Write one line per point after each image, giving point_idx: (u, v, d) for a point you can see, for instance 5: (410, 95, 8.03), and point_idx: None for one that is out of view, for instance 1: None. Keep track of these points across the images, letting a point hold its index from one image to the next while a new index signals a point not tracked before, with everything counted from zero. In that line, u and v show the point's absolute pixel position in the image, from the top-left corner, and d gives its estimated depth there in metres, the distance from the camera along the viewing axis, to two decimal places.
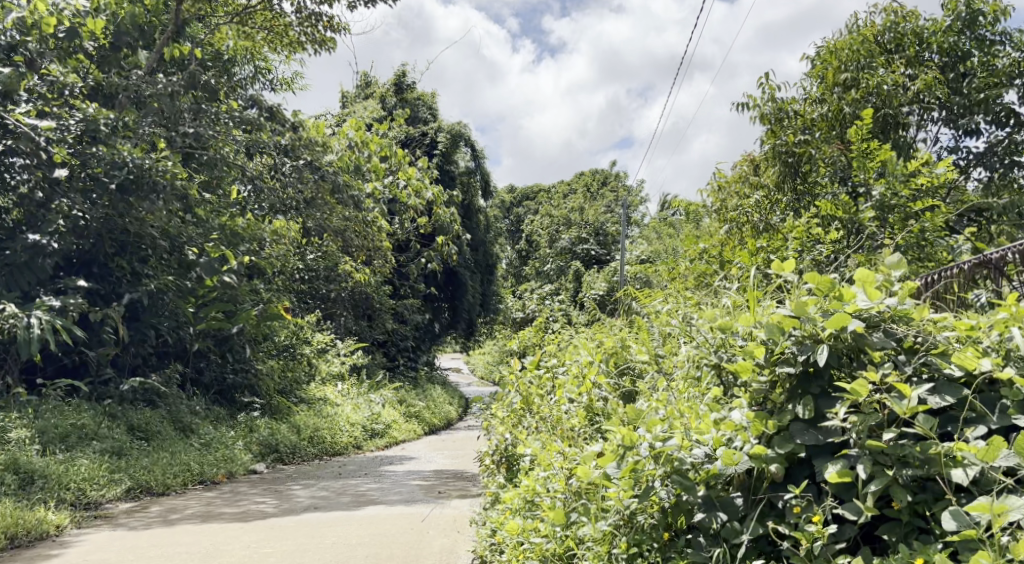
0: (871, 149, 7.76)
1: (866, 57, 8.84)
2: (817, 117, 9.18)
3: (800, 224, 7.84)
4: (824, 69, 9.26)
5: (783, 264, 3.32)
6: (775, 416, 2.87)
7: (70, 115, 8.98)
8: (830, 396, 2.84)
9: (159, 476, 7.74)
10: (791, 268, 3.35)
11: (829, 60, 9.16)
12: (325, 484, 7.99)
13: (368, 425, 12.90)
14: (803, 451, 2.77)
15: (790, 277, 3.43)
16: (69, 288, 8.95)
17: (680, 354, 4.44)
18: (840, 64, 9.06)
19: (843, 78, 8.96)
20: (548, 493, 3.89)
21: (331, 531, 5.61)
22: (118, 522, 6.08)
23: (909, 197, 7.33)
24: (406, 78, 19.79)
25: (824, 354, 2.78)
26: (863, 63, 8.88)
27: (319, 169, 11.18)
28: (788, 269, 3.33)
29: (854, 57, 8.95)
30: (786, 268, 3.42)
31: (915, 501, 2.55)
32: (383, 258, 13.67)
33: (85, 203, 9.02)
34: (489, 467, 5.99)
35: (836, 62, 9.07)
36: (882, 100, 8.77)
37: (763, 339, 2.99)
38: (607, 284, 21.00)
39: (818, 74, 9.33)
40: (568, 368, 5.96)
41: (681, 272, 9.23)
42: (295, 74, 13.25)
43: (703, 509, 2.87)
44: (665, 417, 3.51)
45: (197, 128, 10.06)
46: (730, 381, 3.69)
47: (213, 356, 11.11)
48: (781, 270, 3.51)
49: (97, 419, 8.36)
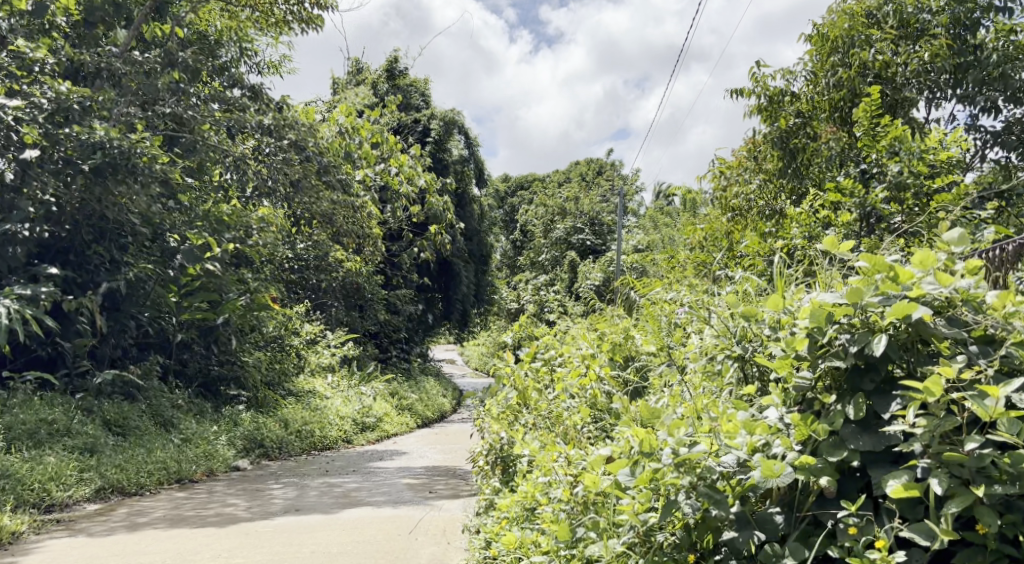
0: (881, 129, 7.21)
1: (859, 33, 8.22)
2: (809, 96, 8.70)
3: (807, 208, 7.38)
4: (818, 49, 8.67)
5: (829, 242, 2.86)
6: (821, 418, 2.45)
7: (40, 92, 8.40)
8: (886, 394, 2.41)
9: (133, 475, 7.27)
10: (843, 248, 2.86)
11: (820, 40, 8.61)
12: (308, 483, 7.53)
13: (359, 418, 12.46)
14: (857, 459, 2.35)
15: (841, 257, 2.94)
16: (39, 277, 8.44)
17: (692, 345, 4.09)
18: (835, 44, 8.42)
19: (833, 61, 8.38)
20: (551, 503, 3.47)
21: (312, 537, 5.15)
22: (81, 528, 5.60)
23: (924, 173, 6.74)
24: (398, 65, 19.25)
25: (882, 345, 2.35)
26: (856, 40, 8.23)
27: (305, 148, 10.49)
28: (838, 248, 2.86)
29: (848, 34, 8.29)
30: (837, 246, 2.93)
31: (1002, 524, 2.14)
32: (374, 247, 13.20)
33: (59, 186, 8.51)
34: (483, 469, 5.52)
35: (830, 44, 8.44)
36: (879, 76, 8.19)
37: (806, 329, 2.57)
38: (602, 272, 20.52)
39: (811, 53, 8.76)
40: (567, 361, 5.53)
41: (682, 261, 8.81)
42: (282, 58, 12.73)
43: (736, 528, 2.44)
44: (683, 415, 3.10)
45: (174, 108, 9.65)
46: (755, 376, 3.34)
47: (197, 347, 10.66)
48: (833, 249, 2.95)
49: (71, 414, 7.90)
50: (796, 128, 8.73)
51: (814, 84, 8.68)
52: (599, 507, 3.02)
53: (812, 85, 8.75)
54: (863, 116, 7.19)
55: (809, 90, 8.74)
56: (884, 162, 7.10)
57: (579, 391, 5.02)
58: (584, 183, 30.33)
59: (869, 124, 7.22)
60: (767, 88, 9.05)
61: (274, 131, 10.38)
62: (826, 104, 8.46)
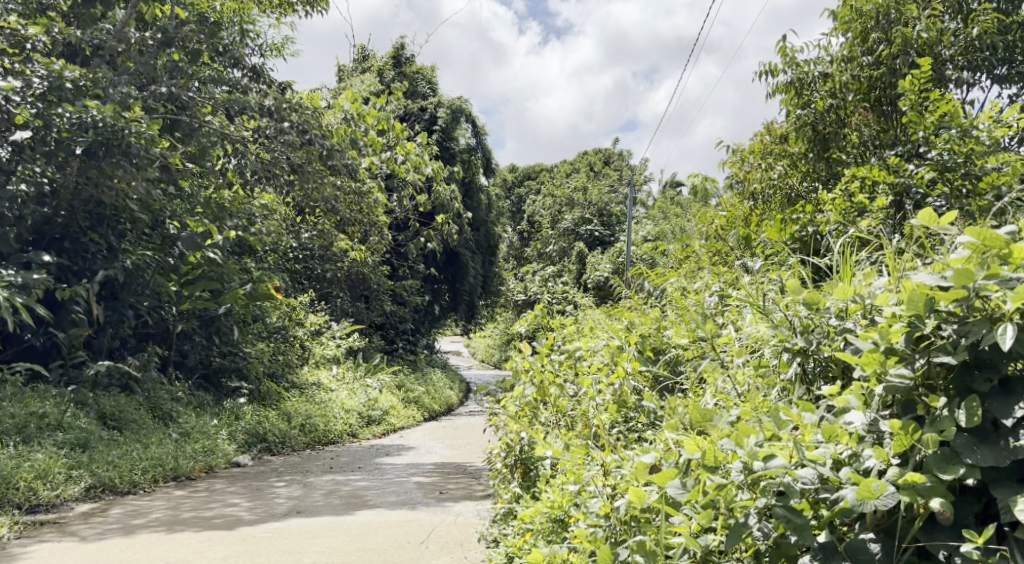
0: (932, 103, 6.66)
1: (895, 10, 7.69)
2: (840, 76, 8.18)
3: (839, 188, 6.87)
4: (847, 25, 8.13)
5: (930, 215, 2.44)
6: (926, 425, 2.11)
7: (30, 70, 8.05)
8: (1007, 396, 2.06)
9: (126, 473, 6.86)
10: (946, 220, 2.44)
11: (853, 14, 8.03)
12: (313, 481, 7.11)
13: (364, 411, 12.05)
14: (973, 476, 2.02)
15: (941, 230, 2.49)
16: (32, 264, 8.02)
17: (739, 339, 3.77)
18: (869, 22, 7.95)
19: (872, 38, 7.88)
20: (583, 517, 3.09)
21: (317, 542, 4.75)
22: (73, 530, 5.13)
23: (972, 152, 6.22)
24: (405, 51, 18.88)
25: (1008, 337, 1.98)
26: (893, 16, 7.68)
27: (307, 131, 9.92)
28: (943, 223, 2.44)
29: (881, 9, 7.79)
30: (935, 219, 2.48)
31: None
32: (378, 234, 12.77)
33: (51, 169, 8.08)
34: (501, 472, 5.08)
35: (864, 20, 7.97)
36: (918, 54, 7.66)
37: (907, 321, 2.20)
38: (612, 263, 20.06)
39: (841, 31, 8.23)
40: (591, 355, 5.13)
41: (698, 250, 8.37)
42: (286, 40, 12.28)
43: (820, 558, 2.10)
44: (742, 417, 2.74)
45: (172, 88, 9.18)
46: (815, 373, 3.04)
47: (198, 338, 10.23)
48: (932, 223, 2.46)
49: (62, 406, 7.51)
50: (830, 111, 8.14)
51: (845, 64, 8.17)
52: (642, 527, 2.62)
53: (843, 63, 8.19)
54: (910, 89, 6.65)
55: (840, 69, 8.21)
56: (932, 138, 6.61)
57: (605, 387, 4.62)
58: (594, 174, 29.90)
59: (917, 98, 6.68)
60: (796, 67, 8.54)
61: (275, 113, 9.88)
62: (860, 83, 7.96)
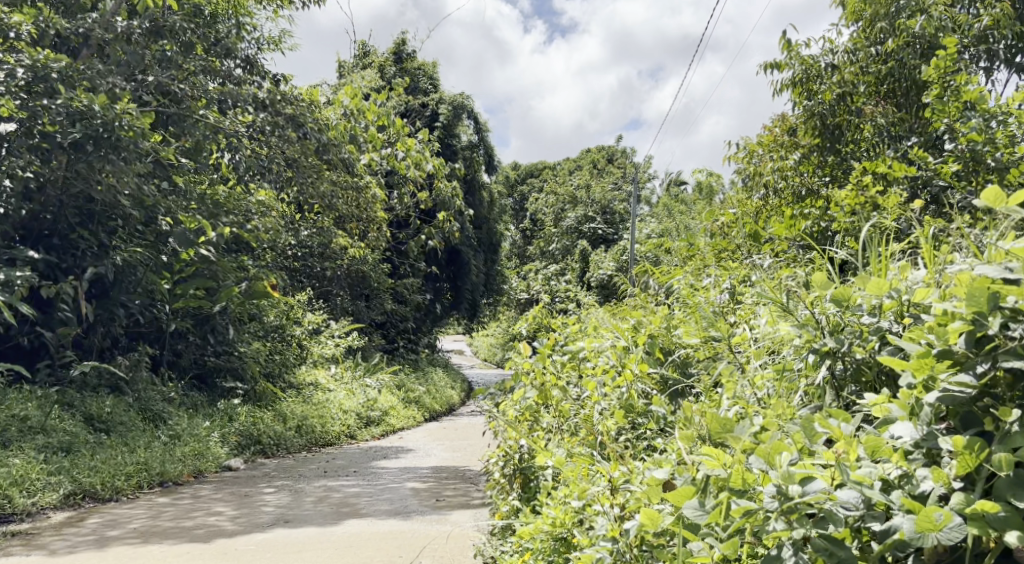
0: (954, 91, 6.32)
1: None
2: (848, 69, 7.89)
3: (854, 181, 6.52)
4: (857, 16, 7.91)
5: (996, 196, 2.17)
6: (995, 443, 1.85)
7: (13, 60, 7.60)
8: None
9: (108, 479, 6.55)
10: (1016, 199, 2.16)
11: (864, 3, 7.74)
12: (303, 487, 6.78)
13: (363, 412, 11.75)
14: None
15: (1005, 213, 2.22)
16: (18, 260, 7.70)
17: (761, 340, 3.46)
18: (881, 10, 7.62)
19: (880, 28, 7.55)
20: (589, 540, 2.80)
21: (307, 556, 4.43)
22: (42, 543, 4.82)
23: (1005, 141, 5.84)
24: (406, 48, 18.54)
25: None
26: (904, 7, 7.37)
27: (302, 125, 9.49)
28: (1011, 204, 2.16)
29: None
30: (1001, 201, 2.20)
31: None
32: (377, 231, 12.45)
33: (38, 162, 7.75)
34: (499, 484, 4.70)
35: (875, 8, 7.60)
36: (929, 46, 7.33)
37: (972, 318, 1.95)
38: (615, 262, 19.75)
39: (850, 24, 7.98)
40: (596, 356, 4.81)
41: (702, 247, 8.05)
42: (283, 32, 12.00)
43: None
44: (767, 428, 2.47)
45: (161, 78, 8.82)
46: (844, 377, 2.74)
47: (192, 338, 9.86)
48: (998, 204, 2.18)
49: (45, 408, 7.20)
50: (838, 100, 7.85)
51: (856, 56, 7.87)
52: (656, 553, 2.37)
53: (852, 54, 7.85)
54: (935, 74, 6.32)
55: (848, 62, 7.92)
56: (957, 126, 6.25)
57: (612, 391, 4.30)
58: (598, 172, 29.61)
59: (936, 84, 6.35)
60: (802, 60, 8.18)
61: (269, 106, 9.47)
62: (869, 75, 7.67)
